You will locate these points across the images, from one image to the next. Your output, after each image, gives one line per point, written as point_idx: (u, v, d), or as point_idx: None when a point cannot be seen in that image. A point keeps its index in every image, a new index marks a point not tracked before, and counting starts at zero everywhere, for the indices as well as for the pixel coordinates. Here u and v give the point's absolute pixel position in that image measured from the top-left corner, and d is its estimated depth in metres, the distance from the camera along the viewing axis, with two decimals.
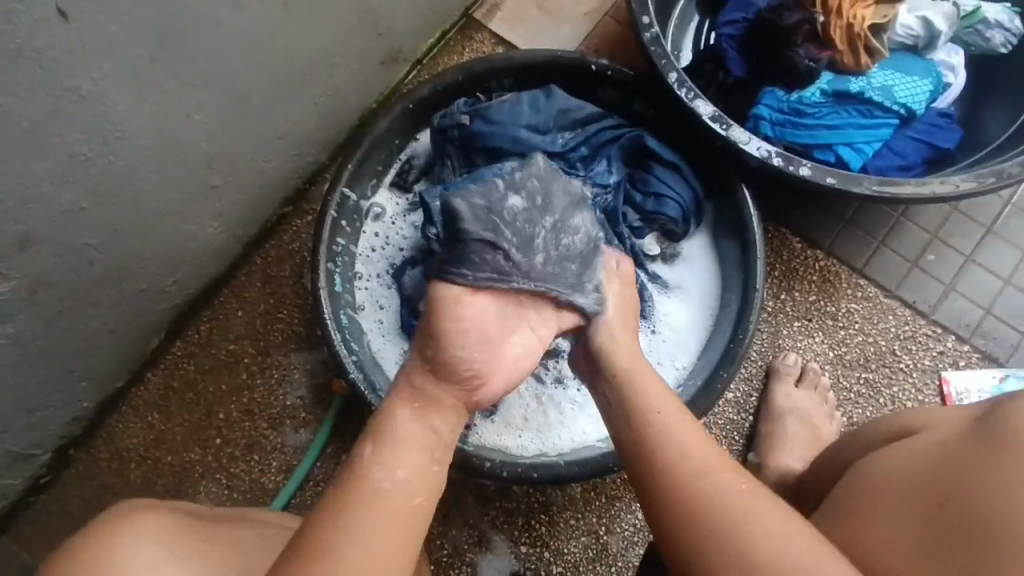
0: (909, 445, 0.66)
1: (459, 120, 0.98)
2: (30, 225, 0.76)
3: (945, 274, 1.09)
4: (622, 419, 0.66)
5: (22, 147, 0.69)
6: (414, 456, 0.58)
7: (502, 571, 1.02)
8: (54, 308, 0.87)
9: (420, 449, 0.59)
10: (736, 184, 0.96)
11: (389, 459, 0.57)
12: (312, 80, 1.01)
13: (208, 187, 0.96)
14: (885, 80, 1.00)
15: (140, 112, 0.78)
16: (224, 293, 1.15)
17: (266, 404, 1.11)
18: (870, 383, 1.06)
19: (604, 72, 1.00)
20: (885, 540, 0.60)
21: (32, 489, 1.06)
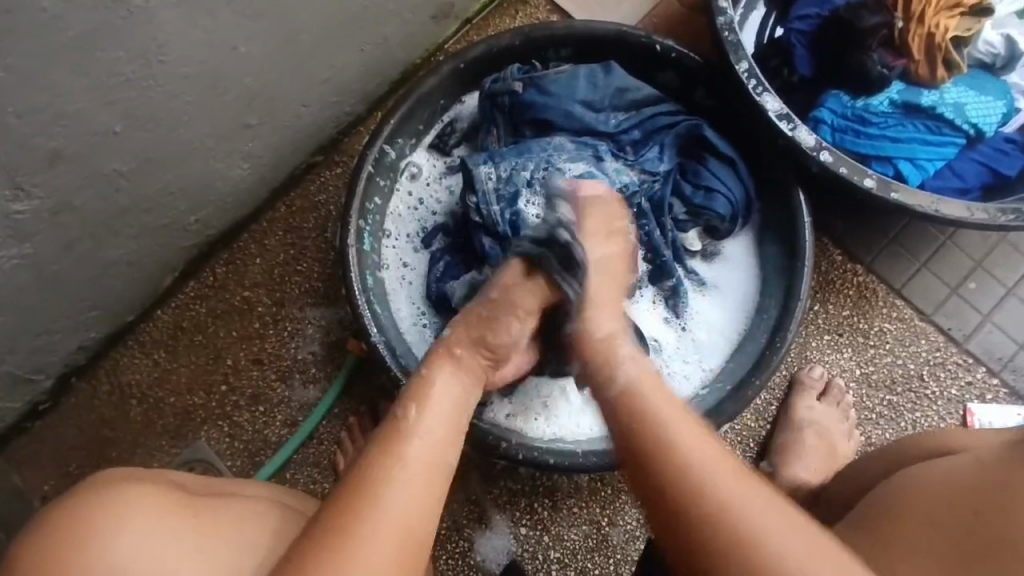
0: (947, 462, 0.63)
1: (512, 87, 0.94)
2: (61, 143, 0.72)
3: (984, 304, 1.06)
4: (620, 425, 0.61)
5: (61, 57, 0.65)
6: (436, 424, 0.62)
7: (500, 550, 1.00)
8: (74, 232, 0.83)
9: (448, 446, 0.60)
10: (792, 189, 0.92)
11: (420, 447, 0.59)
12: (363, 25, 0.95)
13: (243, 125, 0.92)
14: (959, 97, 0.96)
15: (187, 38, 0.74)
16: (244, 237, 1.11)
17: (276, 356, 1.09)
18: (892, 406, 1.04)
19: (669, 53, 0.95)
20: (908, 547, 0.57)
21: (30, 414, 1.03)
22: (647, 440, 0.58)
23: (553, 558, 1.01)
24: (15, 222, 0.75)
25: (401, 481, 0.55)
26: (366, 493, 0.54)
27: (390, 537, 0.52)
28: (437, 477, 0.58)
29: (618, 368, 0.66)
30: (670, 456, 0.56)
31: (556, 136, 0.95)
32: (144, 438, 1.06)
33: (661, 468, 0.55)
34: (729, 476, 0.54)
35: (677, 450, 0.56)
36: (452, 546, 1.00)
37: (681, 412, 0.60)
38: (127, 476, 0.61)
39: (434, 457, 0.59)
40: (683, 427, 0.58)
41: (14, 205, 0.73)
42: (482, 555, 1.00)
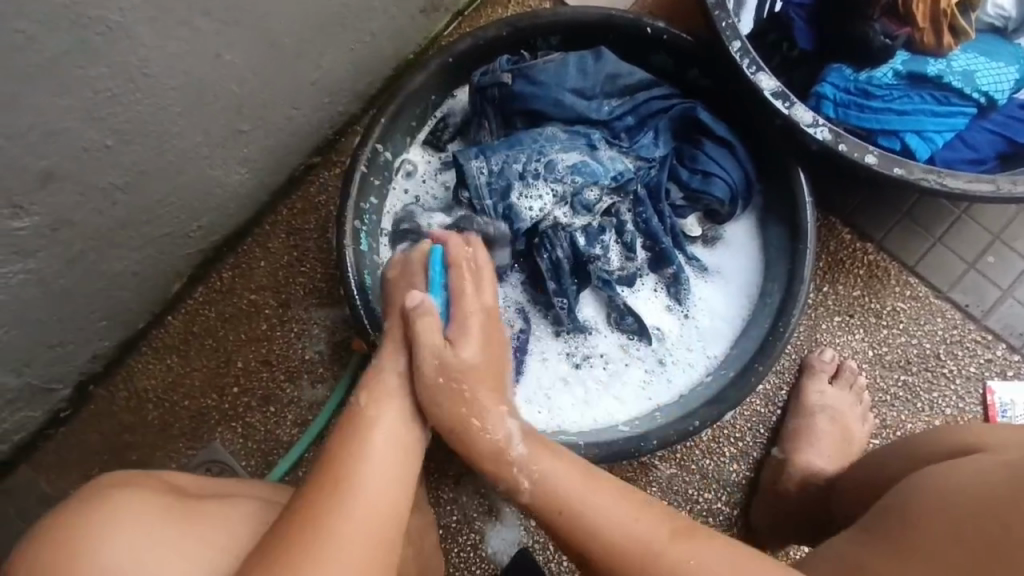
0: (974, 463, 0.67)
1: (500, 79, 0.93)
2: (53, 161, 0.74)
3: (1003, 278, 1.02)
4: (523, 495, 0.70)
5: (42, 77, 0.66)
6: (390, 434, 0.68)
7: (511, 542, 1.01)
8: (76, 246, 0.85)
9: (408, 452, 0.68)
10: (791, 167, 0.90)
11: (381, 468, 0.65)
12: (348, 24, 0.95)
13: (235, 132, 0.93)
14: (967, 64, 0.93)
15: (167, 50, 0.75)
16: (248, 241, 1.12)
17: (284, 357, 1.10)
18: (908, 387, 1.02)
19: (660, 35, 0.92)
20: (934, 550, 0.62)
21: (53, 421, 1.07)
22: (579, 538, 0.67)
23: (565, 549, 1.01)
24: (16, 240, 0.77)
25: (347, 513, 0.61)
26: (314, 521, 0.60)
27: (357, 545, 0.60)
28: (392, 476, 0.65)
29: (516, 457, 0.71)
30: (566, 516, 0.68)
31: (549, 126, 0.93)
32: (163, 441, 1.09)
33: (569, 535, 0.68)
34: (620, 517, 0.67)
35: (578, 537, 0.67)
36: (463, 539, 1.01)
37: (581, 471, 0.71)
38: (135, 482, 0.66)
39: (377, 498, 0.63)
40: (596, 499, 0.68)
41: (14, 223, 0.75)
42: (493, 547, 1.01)
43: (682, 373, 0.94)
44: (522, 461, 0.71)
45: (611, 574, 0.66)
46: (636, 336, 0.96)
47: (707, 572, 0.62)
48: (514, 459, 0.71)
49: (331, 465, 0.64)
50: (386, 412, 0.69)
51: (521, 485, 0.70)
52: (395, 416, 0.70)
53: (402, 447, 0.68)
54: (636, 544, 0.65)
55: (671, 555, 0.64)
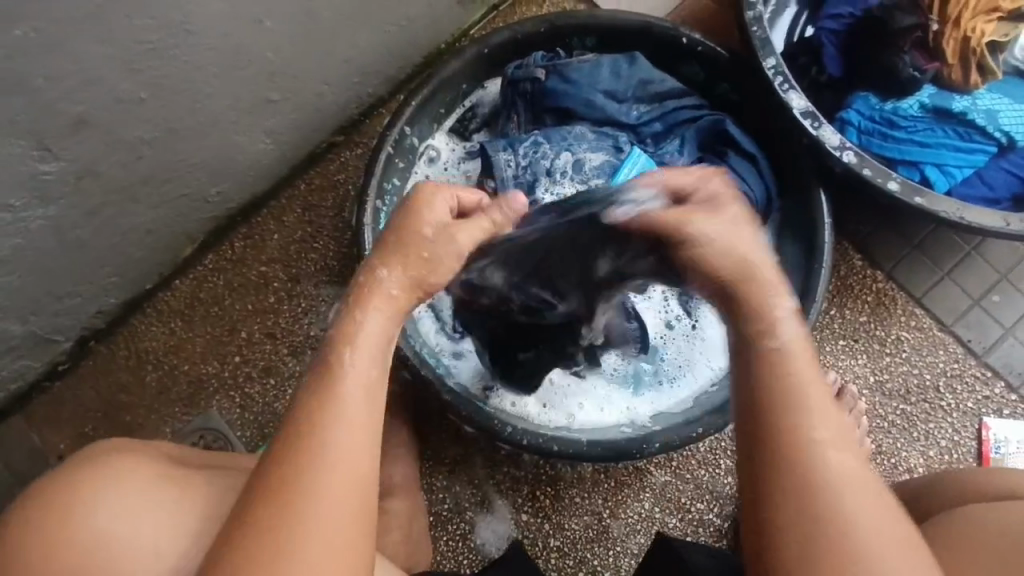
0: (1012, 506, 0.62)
1: (534, 74, 0.94)
2: (86, 108, 0.74)
3: (1006, 317, 1.04)
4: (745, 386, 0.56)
5: (87, 22, 0.66)
6: (369, 339, 0.57)
7: (500, 535, 1.01)
8: (97, 198, 0.85)
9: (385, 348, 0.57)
10: (814, 188, 0.91)
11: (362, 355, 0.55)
12: (387, 5, 0.96)
13: (266, 101, 0.93)
14: (991, 104, 0.95)
15: (211, 9, 0.75)
16: (263, 212, 1.12)
17: (290, 331, 1.10)
18: (905, 416, 1.03)
19: (695, 47, 0.94)
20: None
21: (49, 374, 1.06)
22: (777, 432, 0.53)
23: (552, 547, 1.01)
24: (40, 183, 0.77)
25: (328, 420, 0.52)
26: (292, 462, 0.51)
27: (332, 494, 0.50)
28: (366, 409, 0.54)
29: (770, 313, 0.57)
30: (792, 386, 0.54)
31: (577, 125, 0.95)
32: (157, 405, 1.08)
33: (778, 423, 0.53)
34: (842, 440, 0.53)
35: (806, 416, 0.53)
36: (452, 527, 1.01)
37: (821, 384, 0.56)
38: (94, 454, 0.62)
39: (347, 449, 0.52)
40: (832, 432, 0.53)
41: (40, 166, 0.75)
42: (482, 539, 1.01)
43: (689, 382, 0.96)
44: (734, 291, 0.59)
45: (766, 481, 0.52)
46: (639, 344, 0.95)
47: (874, 547, 0.50)
48: (773, 346, 0.56)
49: (304, 411, 0.53)
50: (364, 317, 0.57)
51: (749, 307, 0.58)
52: (384, 321, 0.58)
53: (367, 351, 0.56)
54: (826, 465, 0.52)
55: (853, 503, 0.51)
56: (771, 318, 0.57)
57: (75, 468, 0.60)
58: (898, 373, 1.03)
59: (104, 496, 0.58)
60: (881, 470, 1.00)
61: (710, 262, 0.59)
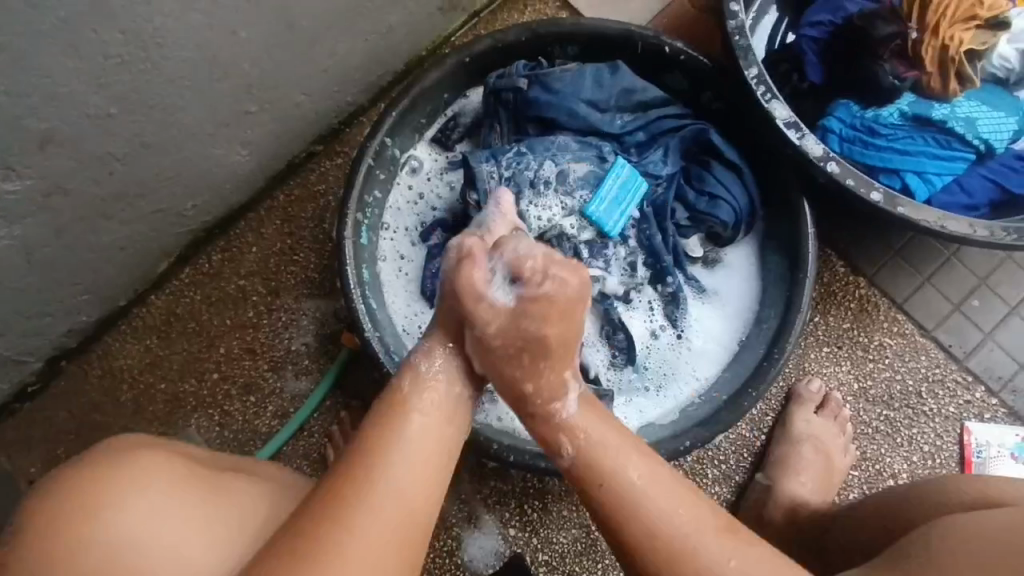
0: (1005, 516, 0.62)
1: (517, 84, 0.93)
2: (53, 124, 0.71)
3: (986, 322, 1.05)
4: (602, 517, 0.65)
5: (52, 37, 0.64)
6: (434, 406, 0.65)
7: (488, 551, 1.00)
8: (67, 215, 0.82)
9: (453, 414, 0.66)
10: (797, 197, 0.91)
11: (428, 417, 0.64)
12: (367, 14, 0.94)
13: (242, 113, 0.91)
14: (970, 112, 0.95)
15: (184, 21, 0.73)
16: (241, 225, 1.10)
17: (270, 346, 1.07)
18: (889, 421, 1.03)
19: (677, 55, 0.93)
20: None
21: (19, 395, 1.02)
22: (625, 523, 0.64)
23: (541, 561, 1.00)
24: (6, 203, 0.74)
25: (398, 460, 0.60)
26: (352, 485, 0.57)
27: (386, 522, 0.56)
28: (433, 458, 0.62)
29: (561, 440, 0.68)
30: (596, 456, 0.66)
31: (561, 135, 0.94)
32: (134, 424, 1.05)
33: (612, 516, 0.64)
34: (693, 515, 0.63)
35: (628, 516, 0.63)
36: (439, 544, 1.00)
37: (684, 496, 0.64)
38: (103, 462, 0.59)
39: (412, 495, 0.59)
40: (663, 499, 0.64)
41: (5, 185, 0.73)
42: (469, 555, 0.99)
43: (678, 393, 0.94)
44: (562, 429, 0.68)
45: (637, 553, 0.63)
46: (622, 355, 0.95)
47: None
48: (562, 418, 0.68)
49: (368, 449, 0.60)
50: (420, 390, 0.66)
51: (571, 441, 0.67)
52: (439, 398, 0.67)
53: (441, 414, 0.65)
54: (672, 542, 0.62)
55: (708, 562, 0.61)
56: (618, 468, 0.65)
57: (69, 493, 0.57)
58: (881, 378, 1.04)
59: (120, 516, 0.56)
60: (866, 477, 1.01)
61: (596, 447, 0.66)
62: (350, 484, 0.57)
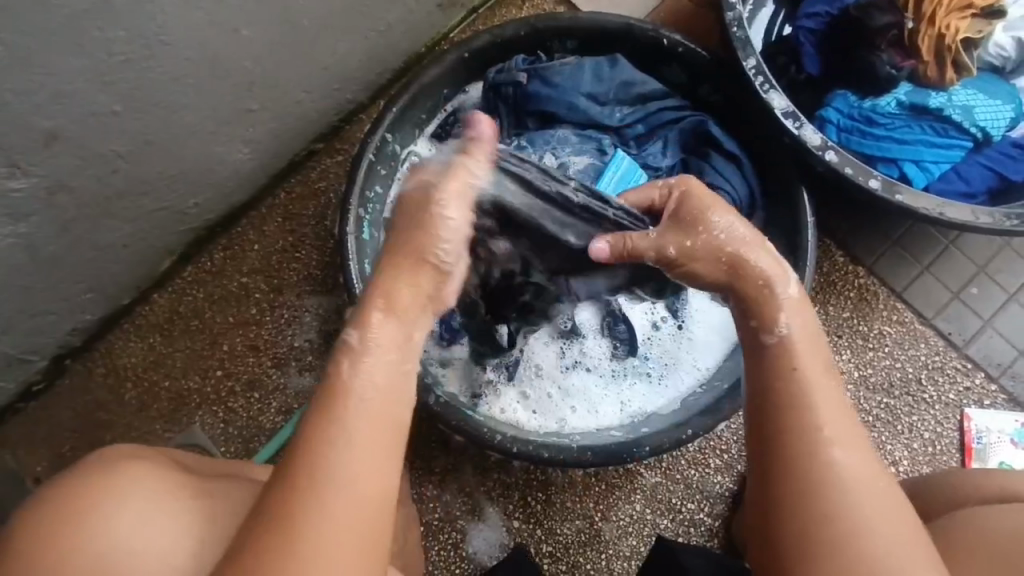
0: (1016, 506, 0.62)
1: (516, 78, 0.93)
2: (56, 122, 0.72)
3: (985, 309, 1.06)
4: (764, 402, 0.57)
5: (56, 35, 0.64)
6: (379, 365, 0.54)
7: (492, 542, 1.00)
8: (71, 213, 0.83)
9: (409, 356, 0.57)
10: (795, 187, 0.92)
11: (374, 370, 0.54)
12: (367, 11, 0.94)
13: (244, 110, 0.91)
14: (966, 100, 0.96)
15: (186, 18, 0.73)
16: (243, 223, 1.10)
17: (273, 343, 1.08)
18: (889, 409, 1.04)
19: (676, 48, 0.94)
20: None
21: (24, 394, 1.03)
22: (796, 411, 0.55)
23: (545, 552, 1.01)
24: (11, 202, 0.75)
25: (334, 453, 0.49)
26: (297, 487, 0.48)
27: (341, 516, 0.48)
28: (375, 440, 0.51)
29: (778, 317, 0.60)
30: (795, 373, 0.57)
31: (561, 128, 0.95)
32: (137, 423, 1.06)
33: (791, 430, 0.55)
34: (883, 506, 0.52)
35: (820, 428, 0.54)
36: (444, 537, 1.00)
37: (863, 443, 0.55)
38: (95, 470, 0.60)
39: (365, 487, 0.49)
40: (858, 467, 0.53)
41: (9, 184, 0.73)
42: (474, 547, 1.00)
43: (679, 384, 0.95)
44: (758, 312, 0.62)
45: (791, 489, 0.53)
46: (625, 345, 0.97)
47: (874, 537, 0.50)
48: (780, 299, 0.62)
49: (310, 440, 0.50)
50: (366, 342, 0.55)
51: (781, 323, 0.60)
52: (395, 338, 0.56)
53: (382, 397, 0.53)
54: (834, 464, 0.53)
55: (859, 499, 0.52)
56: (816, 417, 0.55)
57: (60, 504, 0.57)
58: (881, 367, 1.05)
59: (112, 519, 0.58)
60: None
61: (699, 271, 0.67)
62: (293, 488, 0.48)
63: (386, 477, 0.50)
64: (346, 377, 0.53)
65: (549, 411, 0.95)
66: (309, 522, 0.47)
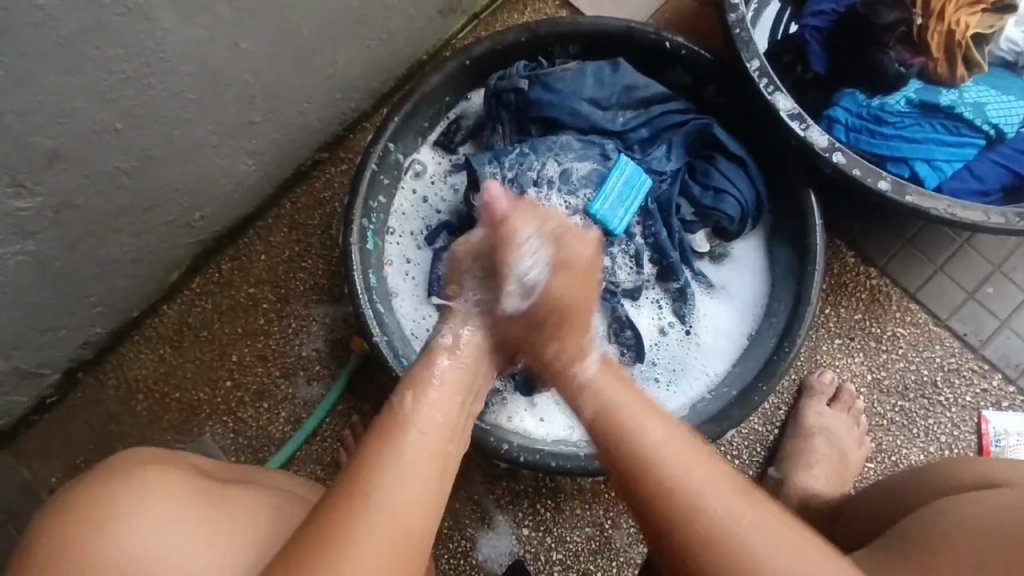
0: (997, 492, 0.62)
1: (518, 84, 0.93)
2: (59, 141, 0.72)
3: (1001, 309, 1.03)
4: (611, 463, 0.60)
5: (56, 55, 0.65)
6: (433, 415, 0.62)
7: (502, 551, 1.00)
8: (77, 230, 0.84)
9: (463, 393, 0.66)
10: (803, 189, 0.91)
11: (430, 410, 0.62)
12: (366, 20, 0.94)
13: (246, 123, 0.91)
14: (978, 96, 0.94)
15: (185, 34, 0.73)
16: (250, 233, 1.11)
17: (281, 353, 1.08)
18: (904, 413, 1.02)
19: (679, 50, 0.93)
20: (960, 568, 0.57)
21: (38, 408, 1.04)
22: (650, 474, 0.57)
23: (555, 560, 1.00)
24: (16, 220, 0.76)
25: (401, 468, 0.55)
26: (354, 493, 0.53)
27: (388, 530, 0.52)
28: (430, 472, 0.57)
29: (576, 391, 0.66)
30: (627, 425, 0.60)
31: (563, 134, 0.94)
32: (151, 434, 1.07)
33: (636, 475, 0.57)
34: (759, 518, 0.54)
35: (658, 464, 0.57)
36: (454, 545, 1.00)
37: (714, 462, 0.58)
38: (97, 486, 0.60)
39: (408, 510, 0.54)
40: (713, 482, 0.56)
41: (15, 203, 0.74)
42: (483, 555, 1.00)
43: (687, 389, 0.94)
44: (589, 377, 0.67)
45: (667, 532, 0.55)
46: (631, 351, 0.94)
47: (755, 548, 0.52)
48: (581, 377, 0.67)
49: (368, 460, 0.56)
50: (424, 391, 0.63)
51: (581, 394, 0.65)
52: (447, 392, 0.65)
53: (439, 433, 0.61)
54: (699, 517, 0.54)
55: (726, 515, 0.54)
56: (656, 452, 0.58)
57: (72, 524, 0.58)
58: (895, 369, 1.03)
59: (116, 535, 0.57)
60: (882, 469, 1.00)
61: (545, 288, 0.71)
62: (350, 498, 0.53)
63: (429, 512, 0.55)
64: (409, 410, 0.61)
65: (557, 420, 0.94)
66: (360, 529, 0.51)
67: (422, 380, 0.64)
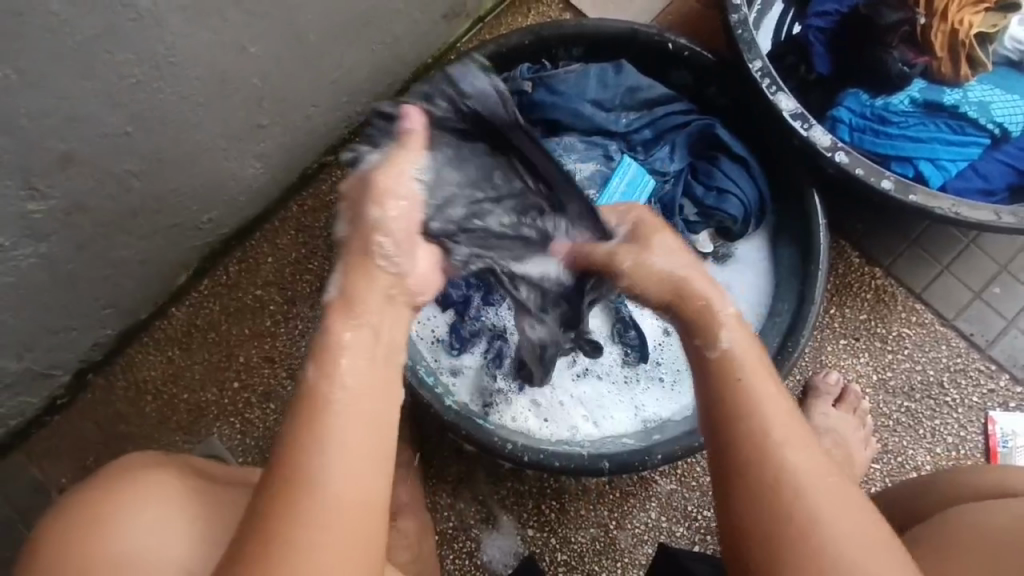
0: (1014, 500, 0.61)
1: (521, 87, 0.93)
2: (71, 145, 0.74)
3: (1008, 309, 1.03)
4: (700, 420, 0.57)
5: (68, 60, 0.66)
6: (357, 370, 0.51)
7: (507, 551, 1.00)
8: (88, 232, 0.85)
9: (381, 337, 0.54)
10: (806, 189, 0.91)
11: (351, 368, 0.51)
12: (372, 24, 0.95)
13: (254, 126, 0.93)
14: (982, 95, 0.94)
15: (194, 39, 0.74)
16: (257, 236, 1.12)
17: (288, 354, 1.09)
18: (910, 413, 1.02)
19: (682, 52, 0.93)
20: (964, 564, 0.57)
21: (49, 408, 1.05)
22: (738, 443, 0.54)
23: (560, 561, 1.00)
24: (30, 222, 0.77)
25: (325, 456, 0.48)
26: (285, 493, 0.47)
27: (332, 522, 0.46)
28: (364, 439, 0.49)
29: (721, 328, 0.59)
30: (740, 387, 0.56)
31: (567, 135, 0.96)
32: (158, 434, 1.08)
33: (726, 445, 0.55)
34: (839, 501, 0.52)
35: (761, 432, 0.54)
36: (458, 546, 1.00)
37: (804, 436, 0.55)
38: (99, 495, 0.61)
39: (348, 491, 0.47)
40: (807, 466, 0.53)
41: (28, 205, 0.75)
42: (488, 556, 1.00)
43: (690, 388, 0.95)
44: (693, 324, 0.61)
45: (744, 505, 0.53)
46: (634, 352, 0.96)
47: (841, 533, 0.51)
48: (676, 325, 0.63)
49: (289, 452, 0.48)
50: (339, 345, 0.52)
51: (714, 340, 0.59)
52: (367, 336, 0.53)
53: (362, 388, 0.51)
54: (781, 466, 0.53)
55: (819, 500, 0.52)
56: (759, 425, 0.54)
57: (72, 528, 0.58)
58: (901, 369, 1.03)
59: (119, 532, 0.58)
60: (888, 469, 0.99)
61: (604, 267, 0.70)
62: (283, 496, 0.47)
63: (376, 481, 0.49)
64: (321, 382, 0.50)
65: (564, 421, 0.94)
66: (295, 535, 0.46)
67: (329, 341, 0.52)
